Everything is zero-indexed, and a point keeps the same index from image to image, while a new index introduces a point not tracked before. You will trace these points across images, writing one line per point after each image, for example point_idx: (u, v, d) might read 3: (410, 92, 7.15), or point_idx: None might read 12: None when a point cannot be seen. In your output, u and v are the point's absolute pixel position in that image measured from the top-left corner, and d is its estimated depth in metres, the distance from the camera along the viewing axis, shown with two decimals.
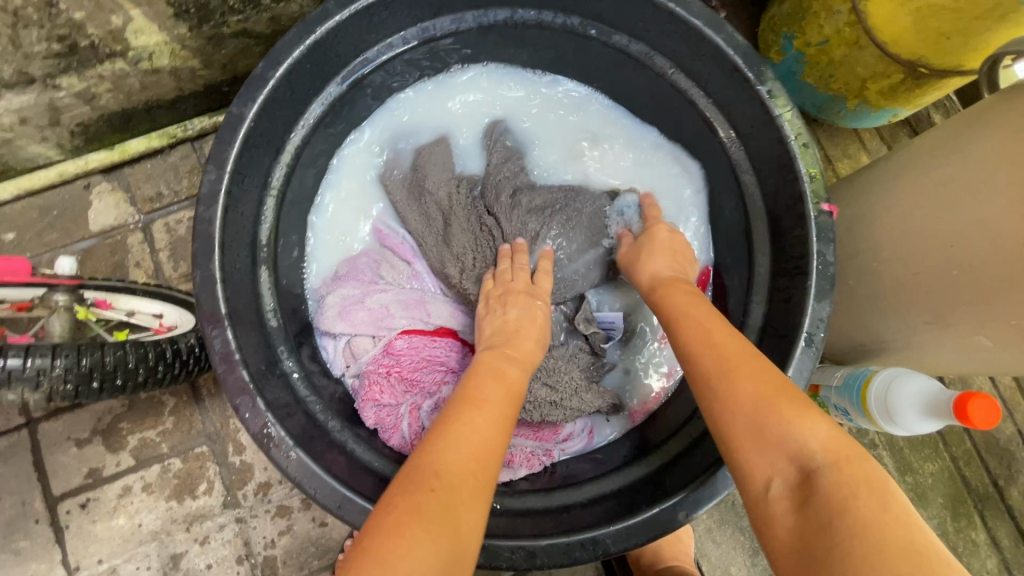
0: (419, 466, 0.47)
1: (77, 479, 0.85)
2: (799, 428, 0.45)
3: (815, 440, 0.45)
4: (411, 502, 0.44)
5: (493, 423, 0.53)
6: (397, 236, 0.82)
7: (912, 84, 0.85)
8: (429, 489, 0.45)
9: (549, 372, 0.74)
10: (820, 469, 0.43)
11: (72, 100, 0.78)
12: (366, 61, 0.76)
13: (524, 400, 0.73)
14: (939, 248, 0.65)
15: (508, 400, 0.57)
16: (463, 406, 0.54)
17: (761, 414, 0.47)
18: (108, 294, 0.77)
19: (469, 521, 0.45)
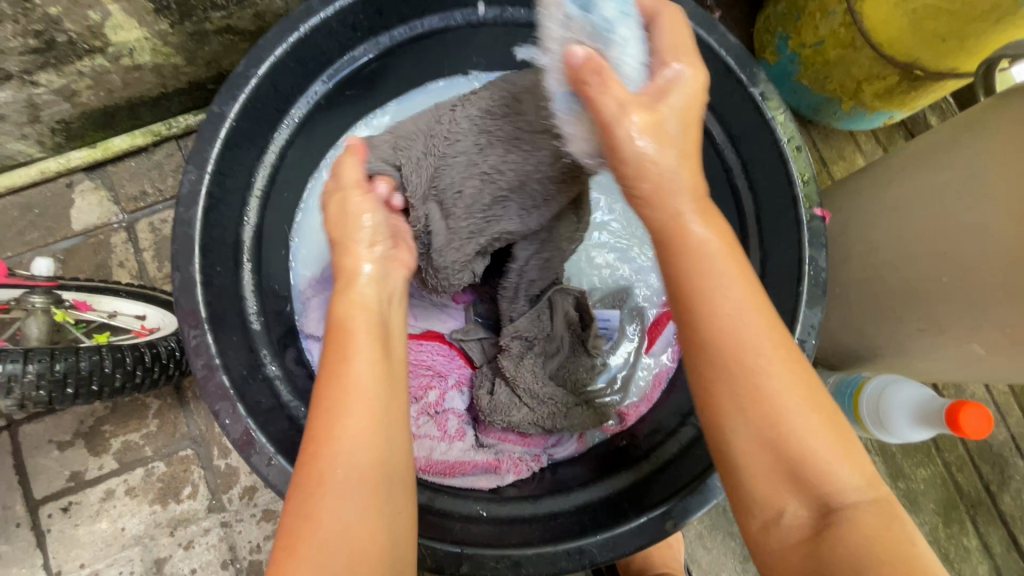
0: (301, 468, 0.45)
1: (58, 482, 0.84)
2: (830, 471, 0.42)
3: (846, 483, 0.42)
4: (303, 507, 0.43)
5: (363, 385, 0.47)
6: None
7: (907, 86, 0.83)
8: (317, 489, 0.44)
9: (533, 387, 0.73)
10: (844, 507, 0.41)
11: (52, 96, 0.77)
12: (352, 59, 0.74)
13: (507, 410, 0.73)
14: (932, 254, 0.64)
15: (366, 347, 0.49)
16: (331, 374, 0.48)
17: (788, 441, 0.42)
18: (88, 295, 0.76)
19: (360, 494, 0.44)
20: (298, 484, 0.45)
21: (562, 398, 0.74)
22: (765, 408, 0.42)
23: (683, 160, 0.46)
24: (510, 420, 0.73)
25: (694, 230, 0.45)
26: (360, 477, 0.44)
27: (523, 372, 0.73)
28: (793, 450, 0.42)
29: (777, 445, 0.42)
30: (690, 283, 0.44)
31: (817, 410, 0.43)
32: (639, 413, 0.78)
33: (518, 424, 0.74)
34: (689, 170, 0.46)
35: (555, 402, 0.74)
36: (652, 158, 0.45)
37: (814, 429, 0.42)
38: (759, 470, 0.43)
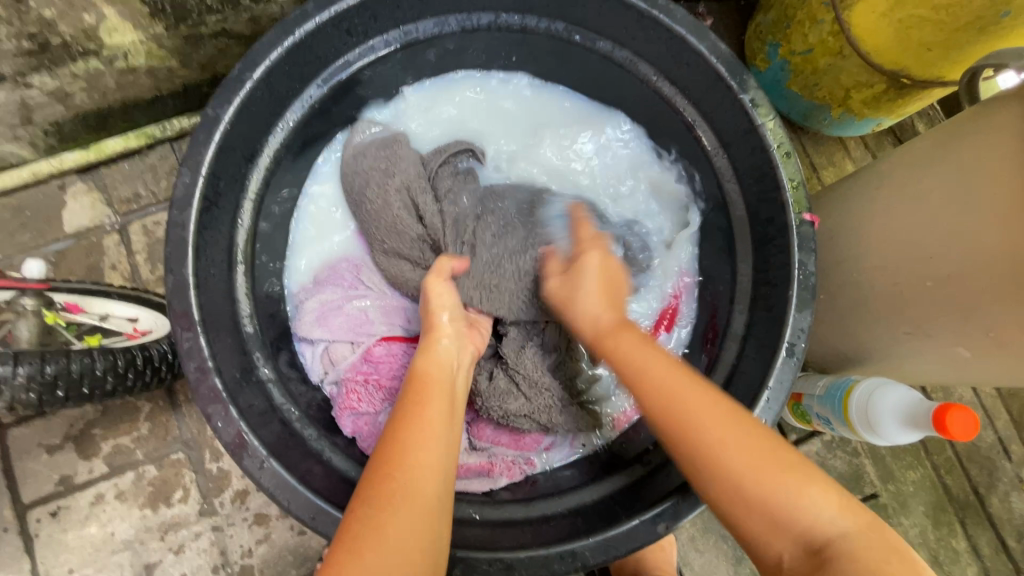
0: (364, 486, 0.49)
1: (47, 487, 0.83)
2: (802, 506, 0.46)
3: (823, 516, 0.46)
4: (368, 520, 0.46)
5: (432, 423, 0.53)
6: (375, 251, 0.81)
7: (895, 93, 0.85)
8: (387, 506, 0.47)
9: (533, 377, 0.73)
10: (839, 540, 0.45)
11: (45, 98, 0.77)
12: (346, 64, 0.74)
13: (501, 403, 0.73)
14: (920, 259, 0.65)
15: (447, 396, 0.57)
16: (407, 415, 0.54)
17: (752, 486, 0.48)
18: (80, 297, 0.76)
19: (426, 518, 0.48)
20: (368, 501, 0.48)
21: (559, 393, 0.74)
22: (718, 456, 0.49)
23: (591, 288, 0.64)
24: (505, 409, 0.73)
25: (608, 326, 0.61)
26: (430, 500, 0.49)
27: (525, 362, 0.73)
28: (750, 487, 0.48)
29: (744, 490, 0.48)
30: (623, 361, 0.57)
31: (759, 453, 0.49)
32: (629, 419, 0.78)
33: (512, 414, 0.73)
34: (602, 298, 0.63)
35: (553, 397, 0.74)
36: (572, 284, 0.65)
37: (775, 474, 0.48)
38: (735, 509, 0.48)
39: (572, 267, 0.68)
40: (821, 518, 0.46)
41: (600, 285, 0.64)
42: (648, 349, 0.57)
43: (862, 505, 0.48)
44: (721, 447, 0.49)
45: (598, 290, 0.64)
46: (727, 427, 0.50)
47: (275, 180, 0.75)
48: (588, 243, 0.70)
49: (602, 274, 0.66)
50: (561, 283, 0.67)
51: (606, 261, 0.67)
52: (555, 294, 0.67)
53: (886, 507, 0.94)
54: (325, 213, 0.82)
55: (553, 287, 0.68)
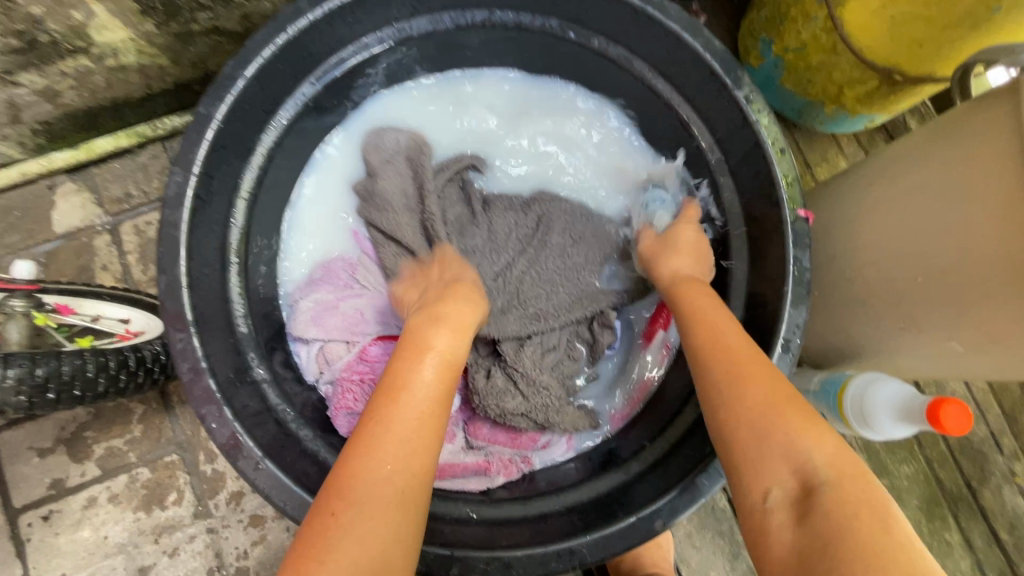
0: (352, 459, 0.49)
1: (39, 490, 0.82)
2: (804, 442, 0.47)
3: (818, 456, 0.46)
4: (353, 501, 0.47)
5: (424, 398, 0.53)
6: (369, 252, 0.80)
7: (887, 90, 0.85)
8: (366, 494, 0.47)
9: (531, 376, 0.74)
10: (824, 486, 0.45)
11: (33, 97, 0.76)
12: (340, 61, 0.74)
13: (498, 403, 0.73)
14: (912, 254, 0.66)
15: (443, 366, 0.57)
16: (394, 380, 0.55)
17: (767, 421, 0.49)
18: (71, 298, 0.74)
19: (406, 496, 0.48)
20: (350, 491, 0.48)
21: (557, 393, 0.75)
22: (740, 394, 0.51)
23: (681, 243, 0.72)
24: (501, 407, 0.73)
25: (684, 278, 0.67)
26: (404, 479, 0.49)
27: (524, 360, 0.74)
28: (761, 420, 0.49)
29: (757, 418, 0.49)
30: (686, 311, 0.62)
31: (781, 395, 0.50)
32: (625, 418, 0.79)
33: (509, 413, 0.73)
34: (687, 255, 0.71)
35: (550, 396, 0.74)
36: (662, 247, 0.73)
37: (792, 411, 0.49)
38: (743, 434, 0.49)
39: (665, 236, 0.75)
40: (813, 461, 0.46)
41: (687, 247, 0.72)
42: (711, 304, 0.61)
43: (860, 462, 0.46)
44: (747, 389, 0.51)
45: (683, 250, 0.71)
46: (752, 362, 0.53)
47: (269, 178, 0.74)
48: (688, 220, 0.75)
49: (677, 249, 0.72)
50: (657, 244, 0.74)
51: (686, 244, 0.72)
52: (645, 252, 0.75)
53: None
54: (319, 212, 0.81)
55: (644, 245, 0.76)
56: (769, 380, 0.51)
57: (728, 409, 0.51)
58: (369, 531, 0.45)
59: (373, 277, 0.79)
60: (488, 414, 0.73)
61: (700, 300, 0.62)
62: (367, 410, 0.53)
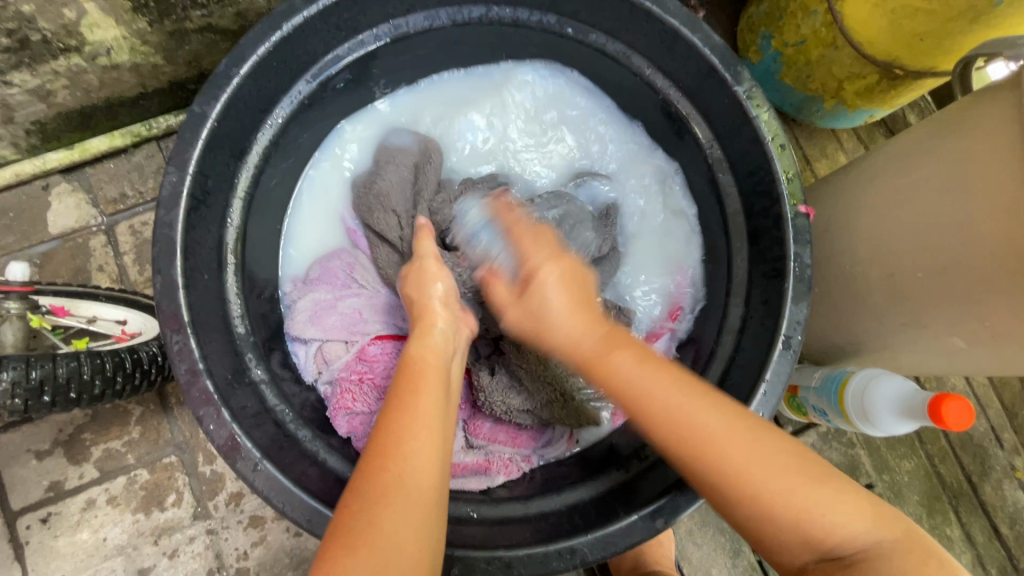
0: (362, 478, 0.47)
1: (37, 493, 0.82)
2: (828, 518, 0.45)
3: (850, 530, 0.45)
4: (368, 514, 0.45)
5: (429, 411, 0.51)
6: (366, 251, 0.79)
7: (887, 84, 0.85)
8: (378, 510, 0.45)
9: (535, 372, 0.72)
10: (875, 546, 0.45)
11: (26, 97, 0.75)
12: (336, 58, 0.73)
13: (503, 398, 0.72)
14: (913, 250, 0.66)
15: (443, 379, 0.55)
16: (403, 395, 0.52)
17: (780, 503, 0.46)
18: (66, 299, 0.74)
19: (423, 507, 0.46)
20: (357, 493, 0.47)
21: (560, 391, 0.73)
22: (738, 473, 0.46)
23: (559, 317, 0.54)
24: (507, 404, 0.72)
25: (592, 351, 0.52)
26: (425, 491, 0.47)
27: (526, 356, 0.72)
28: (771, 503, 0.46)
29: (765, 512, 0.46)
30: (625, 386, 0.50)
31: (783, 469, 0.47)
32: None
33: (514, 411, 0.73)
34: (579, 317, 0.54)
35: (555, 392, 0.72)
36: (537, 310, 0.55)
37: (806, 487, 0.46)
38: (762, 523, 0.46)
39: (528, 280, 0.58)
40: (854, 531, 0.45)
41: (573, 299, 0.55)
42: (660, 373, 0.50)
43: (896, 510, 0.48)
44: (745, 477, 0.46)
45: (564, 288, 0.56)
46: (718, 427, 0.48)
47: (265, 177, 0.73)
48: (547, 251, 0.59)
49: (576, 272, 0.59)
50: (523, 307, 0.57)
51: (569, 270, 0.58)
52: (511, 317, 0.58)
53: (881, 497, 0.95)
54: (318, 211, 0.81)
55: (505, 310, 0.58)
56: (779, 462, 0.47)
57: (738, 491, 0.46)
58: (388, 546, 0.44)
59: (372, 276, 0.78)
60: (492, 412, 0.73)
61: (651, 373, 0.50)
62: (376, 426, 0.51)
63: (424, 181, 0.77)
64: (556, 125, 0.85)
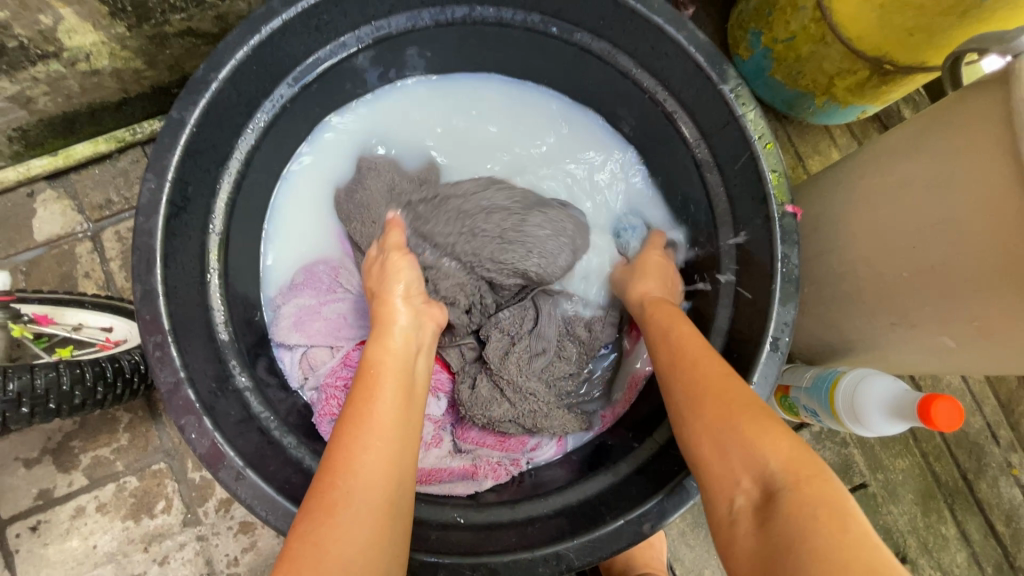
0: (312, 493, 0.47)
1: (26, 501, 0.81)
2: (761, 448, 0.46)
3: (777, 459, 0.45)
4: (308, 534, 0.44)
5: (386, 412, 0.51)
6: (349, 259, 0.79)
7: (878, 80, 0.84)
8: (326, 517, 0.45)
9: (518, 382, 0.73)
10: (782, 489, 0.43)
11: (6, 103, 0.74)
12: (318, 60, 0.72)
13: (485, 409, 0.73)
14: (903, 248, 0.65)
15: (401, 382, 0.55)
16: (358, 399, 0.52)
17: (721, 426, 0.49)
18: (50, 308, 0.74)
19: (367, 521, 0.45)
20: (316, 535, 0.44)
21: (544, 398, 0.74)
22: (704, 418, 0.51)
23: (650, 269, 0.74)
24: (488, 416, 0.73)
25: (654, 298, 0.69)
26: (372, 505, 0.46)
27: (509, 367, 0.73)
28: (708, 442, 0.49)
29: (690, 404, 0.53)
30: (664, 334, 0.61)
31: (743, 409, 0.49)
32: (616, 416, 0.78)
33: (497, 420, 0.73)
34: (652, 279, 0.72)
35: (537, 401, 0.73)
36: (634, 270, 0.75)
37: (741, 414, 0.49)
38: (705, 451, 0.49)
39: (633, 262, 0.77)
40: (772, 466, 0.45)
41: (654, 268, 0.74)
42: (679, 320, 0.62)
43: (827, 468, 0.44)
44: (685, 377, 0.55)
45: (649, 273, 0.73)
46: (736, 386, 0.52)
47: (247, 181, 0.73)
48: (654, 247, 0.78)
49: (665, 272, 0.74)
50: (625, 270, 0.76)
51: (660, 259, 0.76)
52: (619, 280, 0.76)
53: (875, 496, 0.94)
54: (300, 216, 0.80)
55: (617, 275, 0.77)
56: (725, 400, 0.50)
57: (704, 437, 0.50)
58: (318, 547, 0.43)
59: (354, 282, 0.77)
60: (475, 422, 0.73)
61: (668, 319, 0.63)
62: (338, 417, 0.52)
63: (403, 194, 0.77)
64: (537, 133, 0.85)
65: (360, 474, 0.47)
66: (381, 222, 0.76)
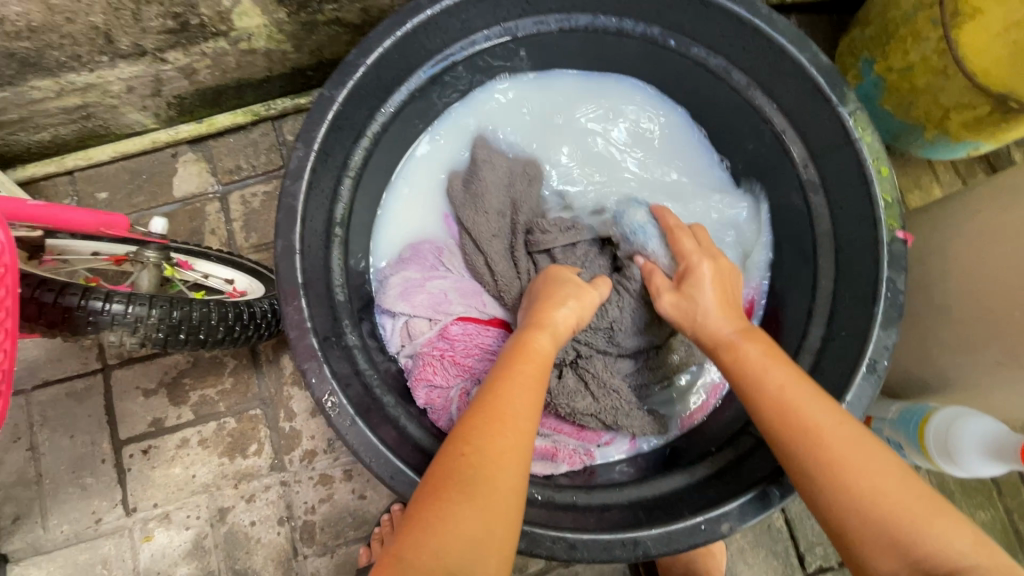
0: (472, 434, 0.52)
1: (141, 426, 0.91)
2: (927, 527, 0.47)
3: (953, 543, 0.47)
4: (476, 485, 0.49)
5: (532, 388, 0.57)
6: (453, 242, 0.85)
7: (999, 117, 0.81)
8: (486, 478, 0.50)
9: (603, 379, 0.75)
10: (951, 562, 0.46)
11: (175, 73, 0.84)
12: (451, 55, 0.78)
13: (569, 400, 0.75)
14: (1019, 286, 0.63)
15: (544, 367, 0.60)
16: (505, 372, 0.58)
17: (873, 503, 0.49)
18: (192, 254, 0.82)
19: (519, 477, 0.51)
20: (480, 496, 0.49)
21: (627, 397, 0.76)
22: (846, 481, 0.50)
23: (714, 296, 0.64)
24: (572, 406, 0.75)
25: (730, 335, 0.61)
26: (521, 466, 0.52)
27: (596, 362, 0.76)
28: (867, 511, 0.49)
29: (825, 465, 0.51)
30: (746, 370, 0.58)
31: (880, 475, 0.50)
32: (691, 422, 0.80)
33: (579, 412, 0.75)
34: (724, 311, 0.63)
35: (621, 400, 0.75)
36: (691, 298, 0.65)
37: (860, 451, 0.51)
38: (853, 516, 0.49)
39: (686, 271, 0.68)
40: (940, 545, 0.47)
41: (719, 294, 0.65)
42: (772, 364, 0.57)
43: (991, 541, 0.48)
44: (809, 427, 0.53)
45: (720, 302, 0.64)
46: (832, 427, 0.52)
47: (374, 159, 0.79)
48: (699, 250, 0.69)
49: (720, 281, 0.66)
50: (676, 296, 0.67)
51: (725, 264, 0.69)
52: (672, 311, 0.66)
53: None
54: (415, 196, 0.87)
55: (668, 304, 0.67)
56: (882, 468, 0.50)
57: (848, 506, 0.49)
58: (483, 502, 0.48)
59: (457, 260, 0.83)
60: (558, 410, 0.76)
61: (760, 363, 0.58)
62: (493, 377, 0.57)
63: (515, 186, 0.84)
64: (637, 145, 0.89)
65: (512, 433, 0.53)
66: (492, 211, 0.82)
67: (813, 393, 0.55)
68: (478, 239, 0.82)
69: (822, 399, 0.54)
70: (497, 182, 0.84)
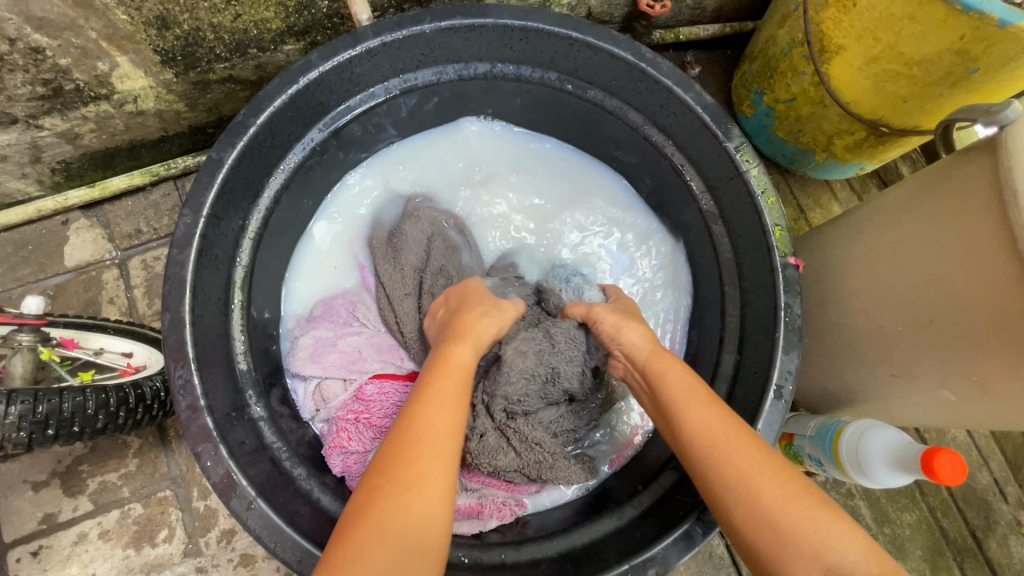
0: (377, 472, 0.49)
1: (30, 525, 0.82)
2: (827, 538, 0.48)
3: (848, 552, 0.48)
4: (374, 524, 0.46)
5: (442, 415, 0.53)
6: (367, 297, 0.82)
7: (874, 140, 0.88)
8: (376, 517, 0.46)
9: (525, 433, 0.72)
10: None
11: (55, 139, 0.79)
12: (350, 107, 0.77)
13: (492, 457, 0.71)
14: (900, 303, 0.67)
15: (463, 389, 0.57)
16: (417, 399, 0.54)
17: (762, 500, 0.51)
18: (76, 332, 0.76)
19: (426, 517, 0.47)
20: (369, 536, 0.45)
21: (550, 447, 0.73)
22: (744, 483, 0.52)
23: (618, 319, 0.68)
24: (494, 465, 0.71)
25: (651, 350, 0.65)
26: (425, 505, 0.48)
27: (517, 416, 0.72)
28: (759, 514, 0.50)
29: (729, 472, 0.53)
30: (667, 388, 0.61)
31: (779, 476, 0.52)
32: (619, 463, 0.80)
33: (502, 469, 0.72)
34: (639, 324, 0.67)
35: (545, 452, 0.73)
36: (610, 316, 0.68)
37: (752, 459, 0.53)
38: (751, 522, 0.51)
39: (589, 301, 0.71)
40: (844, 559, 0.48)
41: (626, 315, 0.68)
42: (689, 382, 0.61)
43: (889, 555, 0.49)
44: (713, 438, 0.55)
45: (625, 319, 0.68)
46: (740, 444, 0.54)
47: (276, 218, 0.77)
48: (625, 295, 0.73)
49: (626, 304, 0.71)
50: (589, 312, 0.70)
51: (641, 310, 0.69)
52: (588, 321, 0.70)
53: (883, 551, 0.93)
54: (325, 249, 0.84)
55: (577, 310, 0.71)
56: (777, 473, 0.52)
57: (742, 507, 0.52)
58: (373, 542, 0.45)
59: (373, 316, 0.81)
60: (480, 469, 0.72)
61: (677, 381, 0.61)
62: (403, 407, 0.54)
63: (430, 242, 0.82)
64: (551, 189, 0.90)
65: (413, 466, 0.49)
66: (408, 267, 0.81)
67: (723, 409, 0.58)
68: (391, 295, 0.80)
69: (720, 411, 0.57)
70: (416, 237, 0.82)
